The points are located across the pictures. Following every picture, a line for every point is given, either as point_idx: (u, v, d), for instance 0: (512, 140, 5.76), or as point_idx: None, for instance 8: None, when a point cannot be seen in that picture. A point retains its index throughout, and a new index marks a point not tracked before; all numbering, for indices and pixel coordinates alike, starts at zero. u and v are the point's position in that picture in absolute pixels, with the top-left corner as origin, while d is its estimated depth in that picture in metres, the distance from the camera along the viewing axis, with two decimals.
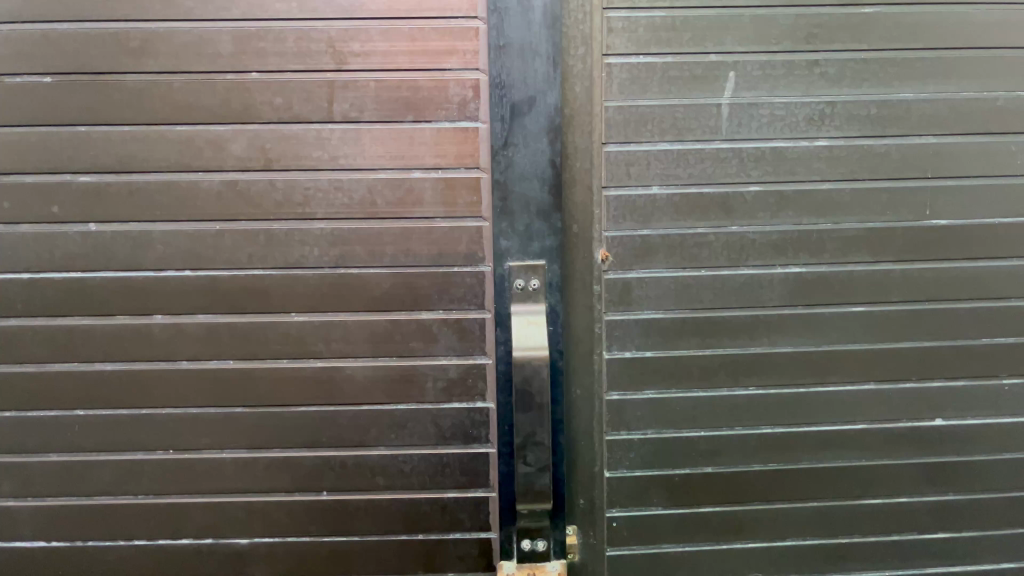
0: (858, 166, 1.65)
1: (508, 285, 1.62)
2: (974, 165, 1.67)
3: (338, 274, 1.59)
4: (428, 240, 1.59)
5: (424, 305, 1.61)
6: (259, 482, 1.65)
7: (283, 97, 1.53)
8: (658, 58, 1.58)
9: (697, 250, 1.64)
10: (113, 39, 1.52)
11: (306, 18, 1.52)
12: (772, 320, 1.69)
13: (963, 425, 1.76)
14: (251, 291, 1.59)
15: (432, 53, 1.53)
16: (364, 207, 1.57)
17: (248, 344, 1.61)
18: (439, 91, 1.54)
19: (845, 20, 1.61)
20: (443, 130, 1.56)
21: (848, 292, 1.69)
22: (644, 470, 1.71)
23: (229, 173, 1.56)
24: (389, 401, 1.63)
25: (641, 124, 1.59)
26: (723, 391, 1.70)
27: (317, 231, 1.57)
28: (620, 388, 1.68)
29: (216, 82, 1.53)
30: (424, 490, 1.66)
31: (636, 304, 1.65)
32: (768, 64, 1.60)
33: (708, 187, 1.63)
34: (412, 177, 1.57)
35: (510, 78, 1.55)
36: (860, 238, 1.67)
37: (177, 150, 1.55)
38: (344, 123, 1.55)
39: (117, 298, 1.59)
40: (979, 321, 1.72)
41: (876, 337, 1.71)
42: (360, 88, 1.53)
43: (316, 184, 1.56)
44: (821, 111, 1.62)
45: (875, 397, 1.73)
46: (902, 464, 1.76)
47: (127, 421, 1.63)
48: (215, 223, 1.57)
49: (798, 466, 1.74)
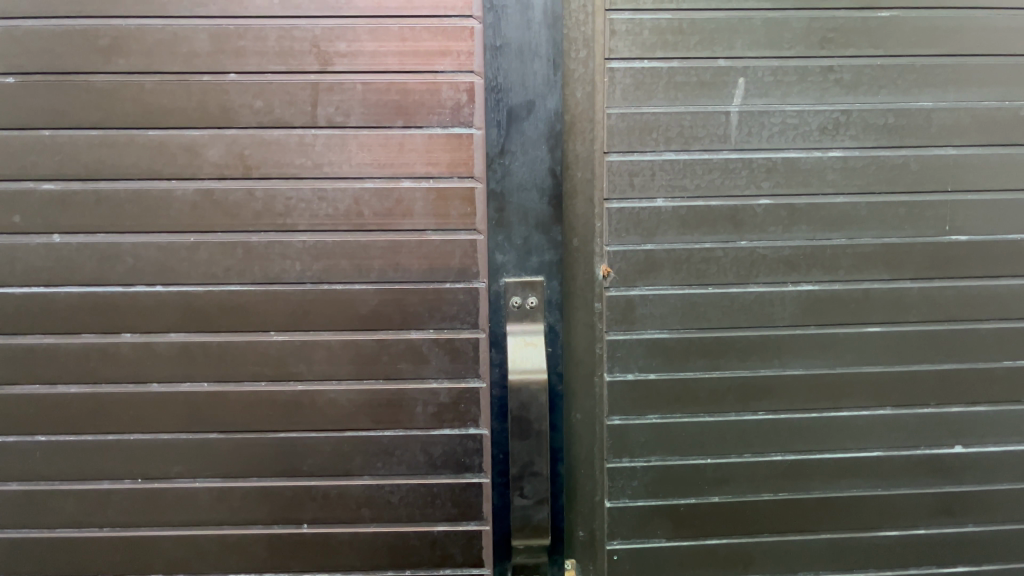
0: (874, 177, 1.56)
1: (504, 303, 1.52)
2: (996, 178, 1.58)
3: (321, 290, 1.49)
4: (418, 255, 1.49)
5: (413, 324, 1.51)
6: (234, 513, 1.54)
7: (263, 100, 1.44)
8: (663, 63, 1.49)
9: (705, 266, 1.55)
10: (81, 36, 1.43)
11: (289, 16, 1.43)
12: (783, 340, 1.59)
13: (983, 452, 1.67)
14: (227, 307, 1.49)
15: (423, 53, 1.44)
16: (350, 218, 1.47)
17: (224, 364, 1.50)
18: (431, 94, 1.45)
19: (861, 24, 1.52)
20: (434, 136, 1.46)
21: (865, 310, 1.60)
22: (647, 499, 1.61)
23: (204, 181, 1.46)
24: (375, 427, 1.53)
25: (645, 132, 1.50)
26: (732, 416, 1.60)
27: (300, 244, 1.47)
28: (622, 411, 1.58)
29: (192, 83, 1.43)
30: (412, 522, 1.56)
31: (640, 323, 1.56)
32: (780, 70, 1.51)
33: (716, 200, 1.54)
34: (401, 186, 1.47)
35: (507, 80, 1.46)
36: (877, 254, 1.58)
37: (149, 156, 1.45)
38: (329, 128, 1.45)
39: (83, 314, 1.49)
40: (1002, 342, 1.63)
41: (893, 360, 1.62)
42: (345, 91, 1.44)
43: (299, 193, 1.46)
44: (836, 120, 1.54)
45: (892, 423, 1.64)
46: (920, 492, 1.66)
47: (93, 447, 1.52)
48: (190, 235, 1.47)
49: (809, 495, 1.64)
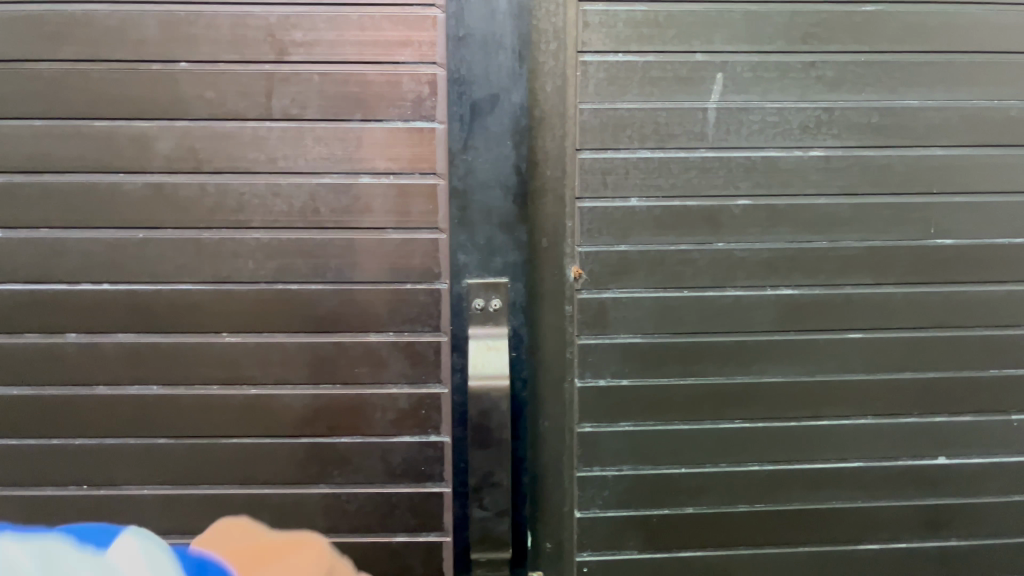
0: (857, 178, 1.50)
1: (466, 305, 1.46)
2: (984, 180, 1.53)
3: (276, 291, 1.43)
4: (377, 254, 1.43)
5: (371, 326, 1.45)
6: (185, 521, 1.48)
7: (215, 90, 1.38)
8: (638, 57, 1.43)
9: (681, 269, 1.50)
10: (25, 23, 1.37)
11: (243, 3, 1.37)
12: (761, 345, 1.53)
13: (968, 464, 1.61)
14: (178, 307, 1.43)
15: (384, 44, 1.38)
16: (307, 214, 1.42)
17: (173, 366, 1.45)
18: (392, 87, 1.39)
19: (845, 19, 1.46)
20: (395, 130, 1.40)
21: (846, 316, 1.54)
22: (619, 510, 1.56)
23: (153, 176, 1.40)
24: (332, 434, 1.47)
25: (619, 129, 1.45)
26: (707, 423, 1.55)
27: (253, 242, 1.42)
28: (592, 418, 1.53)
29: (141, 73, 1.37)
30: (370, 533, 1.50)
31: (612, 327, 1.50)
32: (760, 66, 1.45)
33: (692, 200, 1.48)
34: (360, 182, 1.41)
35: (471, 73, 1.40)
36: (859, 258, 1.52)
37: (96, 148, 1.39)
38: (285, 120, 1.39)
39: (26, 312, 1.43)
40: (988, 350, 1.58)
41: (876, 367, 1.56)
42: (302, 83, 1.38)
43: (252, 189, 1.40)
44: (817, 118, 1.48)
45: (874, 432, 1.58)
46: (902, 505, 1.61)
47: (37, 452, 1.47)
48: (137, 231, 1.42)
49: (787, 507, 1.59)
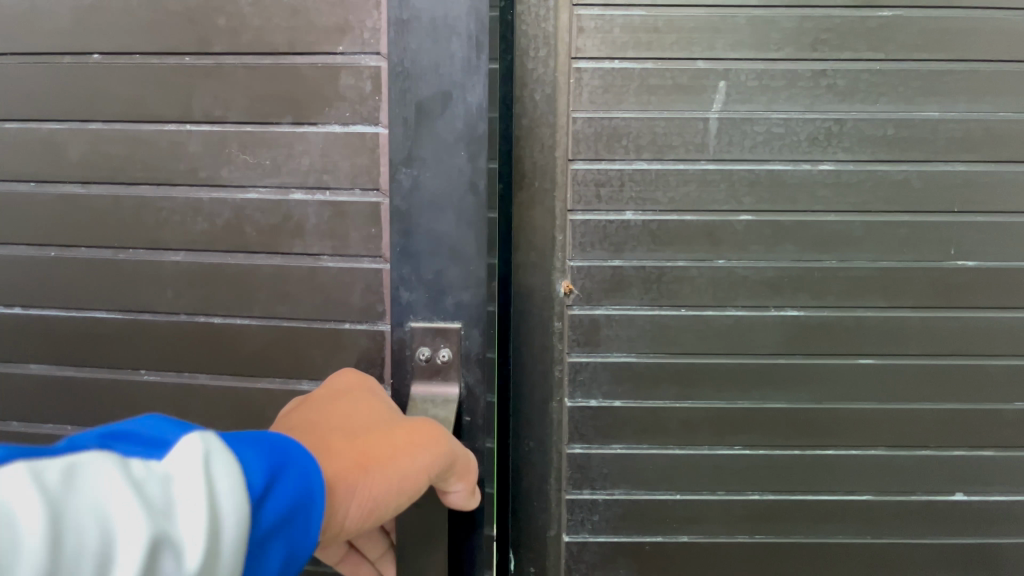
0: (870, 195, 1.41)
1: (409, 354, 1.14)
2: (1011, 198, 1.42)
3: (193, 323, 1.41)
4: (308, 285, 1.35)
5: (301, 371, 1.39)
6: None
7: (128, 92, 1.34)
8: (636, 64, 1.36)
9: (677, 287, 1.43)
10: None
11: None
12: (763, 369, 1.46)
13: (988, 501, 1.51)
14: (99, 335, 1.45)
15: (319, 31, 1.25)
16: (228, 240, 1.37)
17: (98, 388, 1.48)
18: (328, 85, 1.26)
19: (861, 24, 1.36)
20: (331, 135, 1.28)
21: (854, 341, 1.45)
22: (609, 535, 1.52)
23: (64, 189, 1.40)
24: None
25: (614, 139, 1.38)
26: (704, 449, 1.48)
27: (172, 264, 1.40)
28: (584, 439, 1.48)
29: (55, 66, 1.35)
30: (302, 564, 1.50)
31: (605, 346, 1.45)
32: (766, 73, 1.37)
33: (691, 215, 1.41)
34: (289, 199, 1.32)
35: (418, 66, 1.05)
36: (872, 280, 1.43)
37: (15, 155, 1.41)
38: (208, 123, 1.33)
39: None
40: (1012, 382, 1.47)
41: (888, 397, 1.47)
42: (224, 77, 1.30)
43: (171, 205, 1.37)
44: (827, 130, 1.39)
45: (885, 465, 1.49)
46: (915, 543, 1.52)
47: None
48: (50, 250, 1.44)
49: (791, 540, 1.52)
